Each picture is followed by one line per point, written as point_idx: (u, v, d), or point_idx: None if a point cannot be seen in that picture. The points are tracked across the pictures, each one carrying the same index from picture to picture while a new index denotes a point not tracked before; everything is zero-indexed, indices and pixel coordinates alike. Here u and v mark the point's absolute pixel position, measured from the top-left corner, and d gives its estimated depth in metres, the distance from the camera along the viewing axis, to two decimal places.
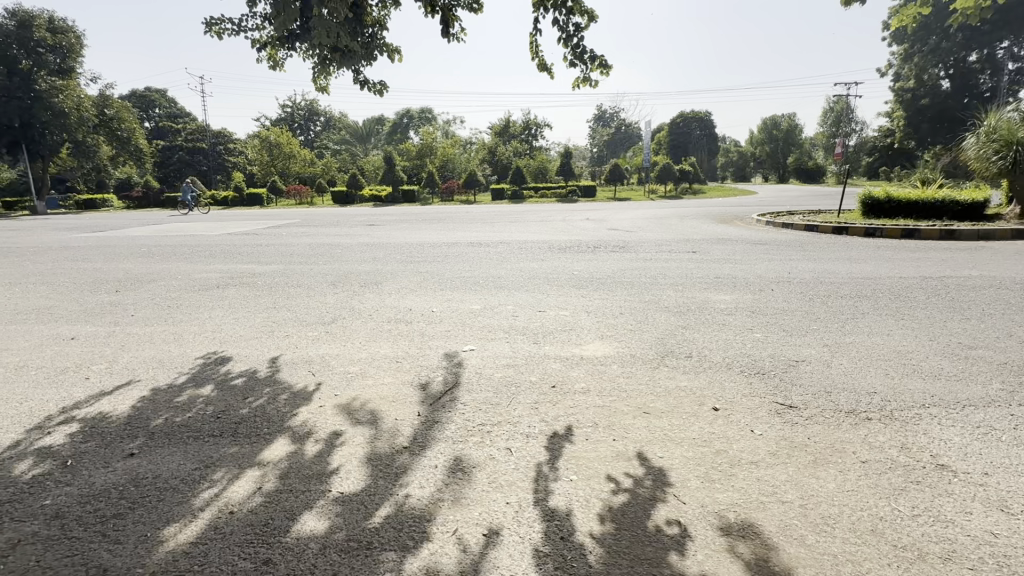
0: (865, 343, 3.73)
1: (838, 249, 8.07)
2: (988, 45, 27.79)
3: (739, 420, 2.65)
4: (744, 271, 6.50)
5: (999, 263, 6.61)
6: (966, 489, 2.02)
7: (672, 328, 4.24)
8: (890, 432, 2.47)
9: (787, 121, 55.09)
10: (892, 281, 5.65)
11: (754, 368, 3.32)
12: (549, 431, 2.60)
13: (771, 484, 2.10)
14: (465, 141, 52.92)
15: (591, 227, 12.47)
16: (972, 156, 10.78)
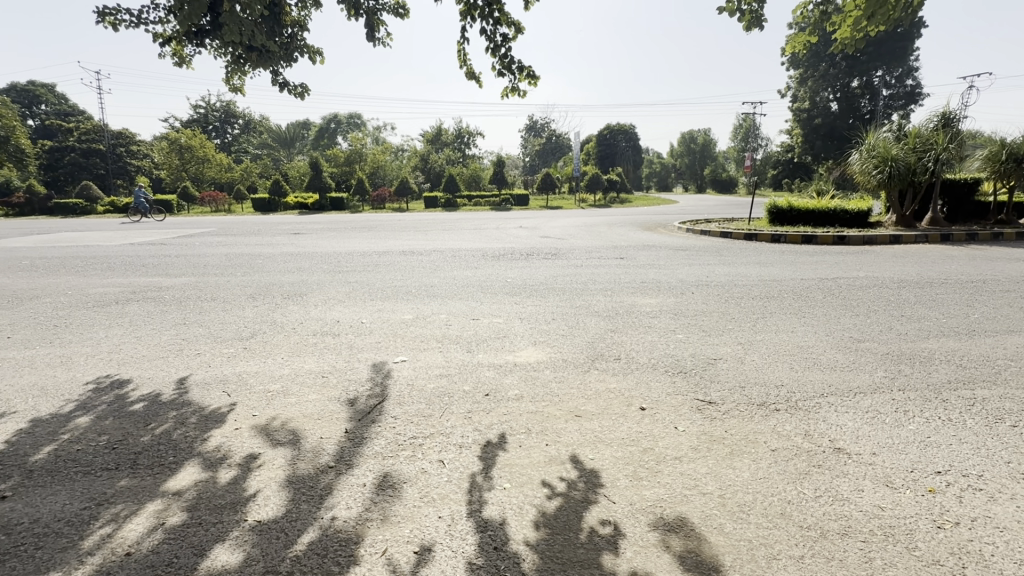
0: (772, 340, 4.05)
1: (749, 254, 8.75)
2: (866, 73, 31.57)
3: (664, 418, 2.77)
4: (668, 275, 6.86)
5: (881, 265, 7.46)
6: (858, 468, 2.25)
7: (602, 332, 4.38)
8: (795, 421, 2.70)
9: (703, 135, 59.25)
10: (795, 283, 6.19)
11: (677, 368, 3.50)
12: (482, 440, 2.58)
13: (693, 477, 2.22)
14: (396, 149, 51.92)
15: (523, 235, 12.65)
16: (857, 169, 12.11)
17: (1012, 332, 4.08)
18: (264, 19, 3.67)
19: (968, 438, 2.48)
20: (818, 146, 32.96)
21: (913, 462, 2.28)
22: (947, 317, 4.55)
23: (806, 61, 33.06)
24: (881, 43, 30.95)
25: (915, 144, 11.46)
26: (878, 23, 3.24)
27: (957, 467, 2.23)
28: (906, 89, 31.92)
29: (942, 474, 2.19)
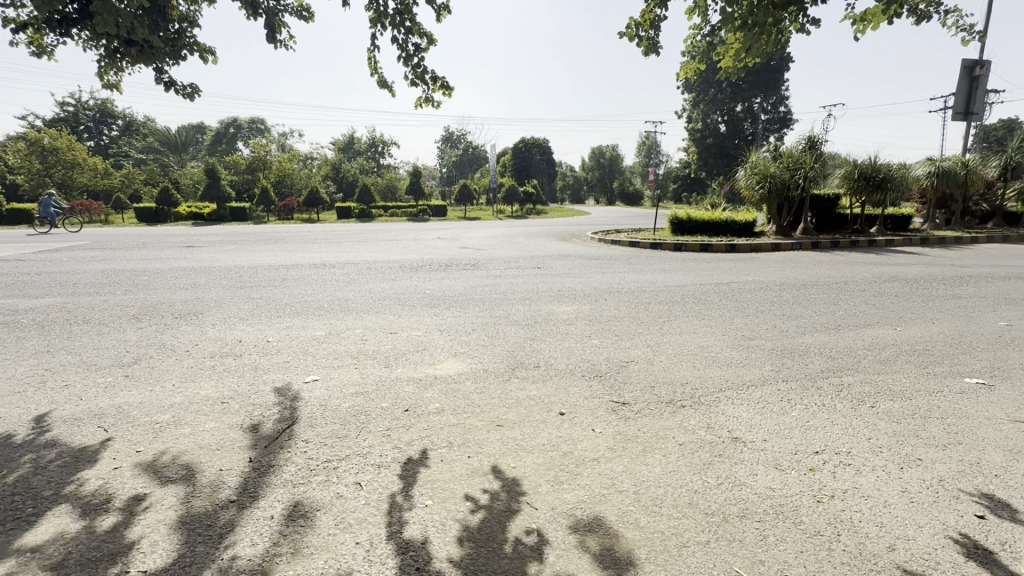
0: (677, 341, 4.37)
1: (655, 262, 9.37)
2: (747, 100, 35.48)
3: (581, 422, 2.87)
4: (582, 284, 7.15)
5: (765, 269, 8.35)
6: (752, 455, 2.47)
7: (521, 341, 4.45)
8: (699, 415, 2.91)
9: (610, 151, 62.86)
10: (695, 288, 6.72)
11: (593, 372, 3.64)
12: (402, 458, 2.49)
13: (610, 476, 2.31)
14: (305, 157, 49.36)
15: (442, 246, 12.55)
16: (743, 185, 13.47)
17: (867, 325, 4.76)
18: (146, 11, 3.33)
19: (838, 420, 2.83)
20: (711, 164, 36.33)
21: (795, 445, 2.56)
22: (818, 315, 5.19)
23: (698, 86, 36.41)
24: (758, 73, 34.97)
25: (788, 162, 13.01)
26: (754, 55, 3.62)
27: (831, 446, 2.54)
28: (780, 115, 36.24)
29: (820, 454, 2.47)
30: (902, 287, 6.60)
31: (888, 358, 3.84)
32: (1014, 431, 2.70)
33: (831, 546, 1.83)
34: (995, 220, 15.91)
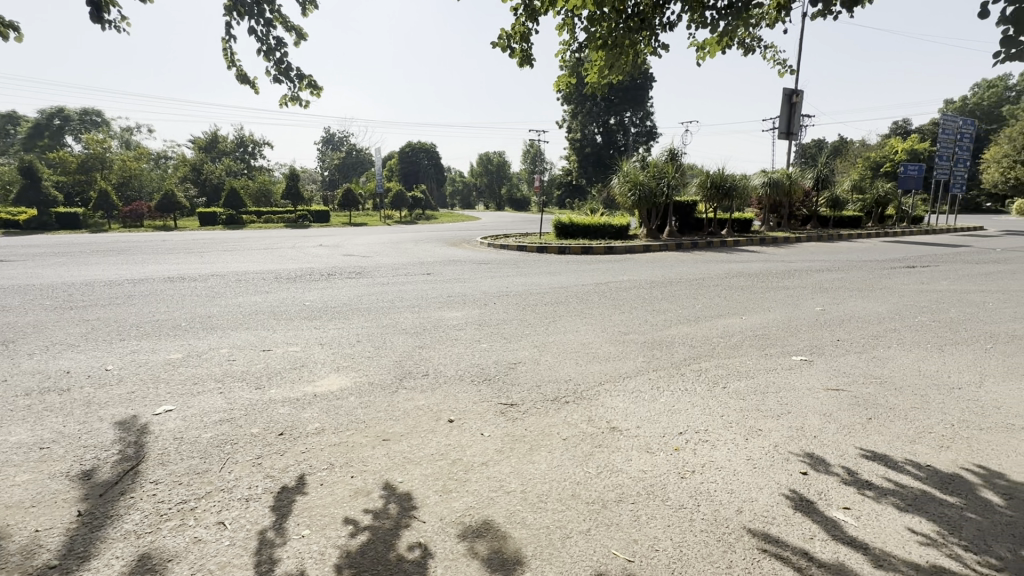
0: (562, 340, 4.57)
1: (541, 265, 9.76)
2: (619, 113, 38.65)
3: (470, 427, 2.86)
4: (472, 288, 7.19)
5: (638, 269, 9.11)
6: (627, 441, 2.67)
7: (410, 350, 4.33)
8: (581, 410, 3.07)
9: (497, 157, 64.29)
10: (577, 288, 7.11)
11: (483, 376, 3.67)
12: (275, 488, 2.28)
13: (498, 478, 2.33)
14: (157, 155, 43.39)
15: (324, 254, 11.81)
16: (618, 191, 14.58)
17: (719, 316, 5.43)
18: None
19: (698, 402, 3.18)
20: (590, 172, 39.00)
21: (664, 428, 2.81)
22: (681, 308, 5.80)
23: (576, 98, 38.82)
24: (627, 90, 38.24)
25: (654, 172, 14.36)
26: (616, 73, 3.94)
27: (693, 427, 2.83)
28: (647, 129, 39.91)
29: (684, 434, 2.74)
30: (746, 282, 7.65)
31: (736, 344, 4.40)
32: (827, 397, 3.25)
33: (692, 517, 2.04)
34: (812, 223, 19.07)
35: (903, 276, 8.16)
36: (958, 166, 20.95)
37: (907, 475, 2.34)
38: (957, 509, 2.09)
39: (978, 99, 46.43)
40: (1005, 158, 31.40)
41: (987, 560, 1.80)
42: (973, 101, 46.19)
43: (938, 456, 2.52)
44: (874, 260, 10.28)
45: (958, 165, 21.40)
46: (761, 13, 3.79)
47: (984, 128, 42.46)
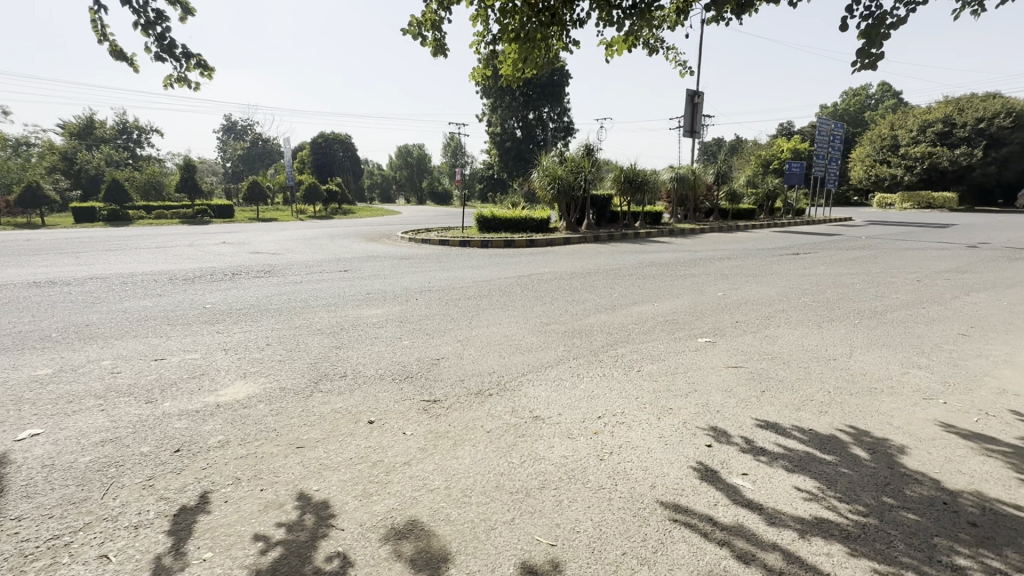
0: (486, 333, 4.58)
1: (464, 259, 9.70)
2: (537, 109, 39.26)
3: (392, 427, 2.78)
4: (392, 285, 6.98)
5: (559, 261, 9.35)
6: (549, 430, 2.72)
7: (326, 351, 4.11)
8: (504, 401, 3.09)
9: (417, 150, 62.89)
10: (500, 281, 7.15)
11: (405, 374, 3.57)
12: (171, 510, 2.06)
13: (421, 477, 2.29)
14: (14, 141, 37.42)
15: (227, 251, 10.88)
16: (538, 185, 14.84)
17: (633, 303, 5.73)
18: None
19: (616, 386, 3.33)
20: (511, 166, 39.42)
21: (583, 413, 2.91)
22: (599, 298, 6.04)
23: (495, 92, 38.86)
24: (545, 85, 38.97)
25: (572, 166, 14.79)
26: (529, 66, 3.99)
27: (610, 411, 2.95)
28: (564, 124, 40.65)
29: (602, 418, 2.86)
30: (657, 270, 8.12)
31: (649, 330, 4.67)
32: (728, 374, 3.55)
33: (610, 497, 2.13)
34: (714, 215, 20.67)
35: (789, 262, 9.10)
36: (831, 164, 23.68)
37: (793, 439, 2.62)
38: (834, 465, 2.37)
39: (846, 105, 52.77)
40: (868, 158, 36.03)
41: (857, 508, 2.06)
42: (843, 107, 52.42)
43: (818, 420, 2.84)
44: (766, 249, 11.36)
45: (832, 163, 24.20)
46: (662, 16, 4.02)
47: (851, 131, 48.48)
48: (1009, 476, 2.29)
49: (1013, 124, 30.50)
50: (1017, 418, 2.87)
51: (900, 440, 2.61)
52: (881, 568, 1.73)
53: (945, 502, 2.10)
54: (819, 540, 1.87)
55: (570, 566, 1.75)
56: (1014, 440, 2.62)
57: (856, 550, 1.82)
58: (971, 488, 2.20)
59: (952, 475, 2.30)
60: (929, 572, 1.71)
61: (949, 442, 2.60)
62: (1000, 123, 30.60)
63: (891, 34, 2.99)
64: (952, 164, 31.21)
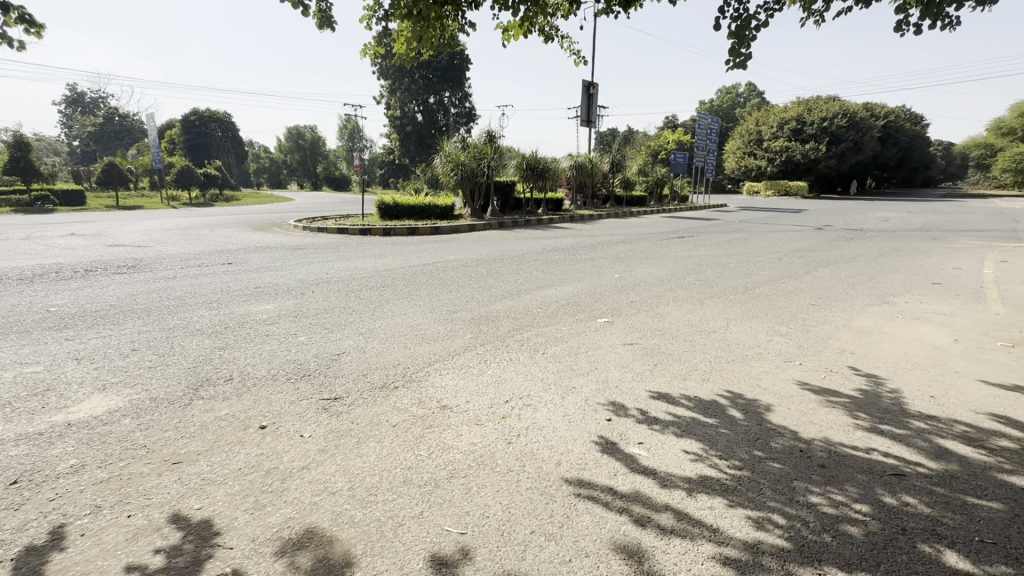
0: (390, 324, 4.43)
1: (365, 248, 9.26)
2: (438, 92, 38.41)
3: (287, 430, 2.58)
4: (285, 277, 6.47)
5: (465, 248, 9.27)
6: (458, 418, 2.70)
7: (207, 353, 3.70)
8: (410, 393, 3.01)
9: (309, 133, 58.51)
10: (404, 270, 6.93)
11: (300, 372, 3.32)
12: (8, 555, 1.73)
13: (322, 480, 2.15)
14: None
15: (77, 244, 9.30)
16: (441, 171, 14.57)
17: (537, 288, 5.88)
18: None
19: (522, 369, 3.39)
20: (413, 151, 38.32)
21: (491, 399, 2.93)
22: (505, 284, 6.11)
23: (393, 73, 37.30)
24: (445, 69, 38.22)
25: (474, 153, 14.70)
26: (425, 46, 3.86)
27: (517, 394, 3.00)
28: (466, 110, 40.27)
29: (509, 402, 2.90)
30: (559, 255, 8.40)
31: (553, 313, 4.82)
32: (625, 351, 3.78)
33: (518, 479, 2.17)
34: (611, 202, 21.83)
35: (675, 245, 9.91)
36: (709, 155, 26.11)
37: (681, 407, 2.87)
38: (714, 427, 2.64)
39: (720, 102, 58.34)
40: (739, 150, 40.21)
41: (734, 463, 2.31)
42: (717, 104, 57.87)
43: (701, 387, 3.14)
44: (656, 232, 12.26)
45: (710, 154, 26.65)
46: (555, 4, 4.09)
47: (724, 126, 53.81)
48: (847, 422, 2.71)
49: (848, 123, 35.81)
50: (853, 372, 3.41)
51: (767, 399, 2.97)
52: (752, 513, 1.96)
53: (801, 449, 2.43)
54: (703, 496, 2.07)
55: (479, 552, 1.75)
56: (851, 391, 3.11)
57: (733, 500, 2.04)
58: (820, 435, 2.57)
59: (806, 426, 2.66)
60: (791, 511, 1.97)
61: (803, 397, 3.02)
62: (838, 123, 35.77)
63: (756, 37, 3.32)
64: (804, 157, 35.96)
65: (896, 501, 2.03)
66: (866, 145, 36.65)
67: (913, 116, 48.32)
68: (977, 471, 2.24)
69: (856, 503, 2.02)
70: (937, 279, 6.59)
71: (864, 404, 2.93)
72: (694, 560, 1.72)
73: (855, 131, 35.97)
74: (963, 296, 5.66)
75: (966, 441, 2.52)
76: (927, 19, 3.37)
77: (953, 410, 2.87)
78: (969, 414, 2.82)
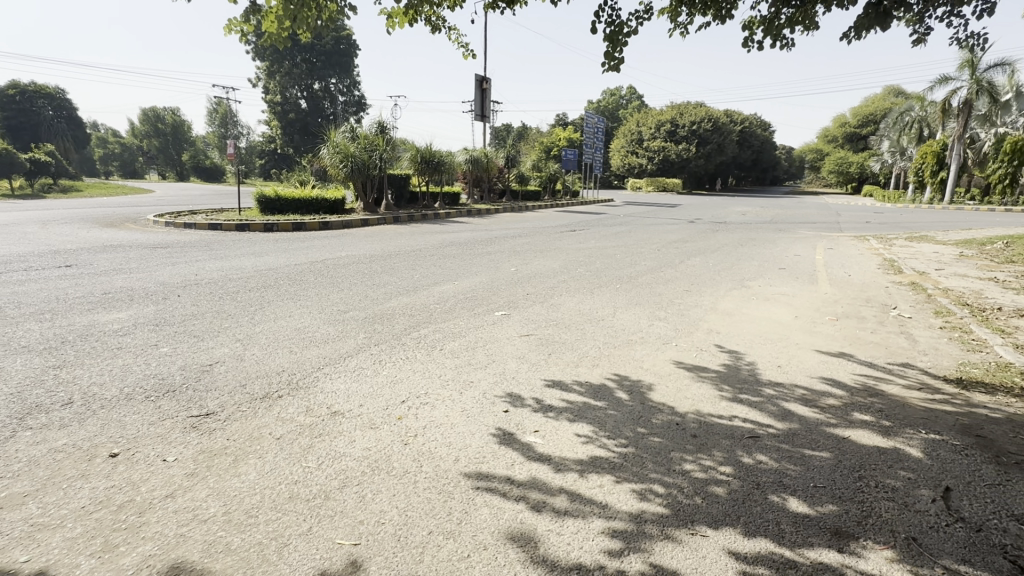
0: (272, 328, 4.07)
1: (243, 245, 8.41)
2: (324, 79, 36.24)
3: (146, 456, 2.26)
4: (141, 281, 5.65)
5: (357, 244, 8.83)
6: (350, 424, 2.57)
7: (36, 374, 3.09)
8: (297, 401, 2.81)
9: (170, 115, 51.61)
10: (288, 269, 6.43)
11: (163, 388, 2.92)
12: None
13: (189, 509, 1.92)
14: None
15: None
16: (329, 163, 13.70)
17: (434, 283, 5.77)
18: None
19: (419, 367, 3.33)
20: (297, 140, 35.63)
21: (386, 401, 2.82)
22: (400, 280, 5.92)
23: (270, 54, 34.31)
24: (331, 53, 36.15)
25: (365, 144, 14.04)
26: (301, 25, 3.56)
27: (413, 394, 2.93)
28: (355, 98, 38.45)
29: (406, 402, 2.82)
30: (456, 250, 8.35)
31: (450, 308, 4.78)
32: (522, 342, 3.87)
33: (415, 480, 2.12)
34: (507, 196, 22.21)
35: (568, 238, 10.37)
36: (597, 153, 27.70)
37: (573, 392, 3.01)
38: (604, 409, 2.81)
39: (605, 104, 61.98)
40: (622, 149, 43.13)
41: (620, 441, 2.48)
42: (603, 104, 61.39)
43: (591, 372, 3.33)
44: (551, 226, 12.68)
45: (598, 152, 28.19)
46: None
47: (609, 126, 57.37)
48: (713, 394, 3.05)
49: (712, 127, 40.21)
50: (719, 349, 3.84)
51: (648, 379, 3.24)
52: (636, 486, 2.12)
53: (677, 423, 2.68)
54: (593, 475, 2.19)
55: (373, 561, 1.68)
56: (717, 366, 3.51)
57: (621, 476, 2.19)
58: (693, 408, 2.86)
59: (682, 400, 2.95)
60: (669, 480, 2.16)
61: (679, 374, 3.33)
62: (704, 127, 39.97)
63: (628, 43, 3.55)
64: (678, 156, 39.69)
65: (752, 460, 2.33)
66: (727, 147, 41.44)
67: (762, 123, 55.56)
68: (812, 427, 2.65)
69: (721, 465, 2.28)
70: (783, 265, 7.65)
71: (727, 377, 3.32)
72: (586, 537, 1.81)
73: (718, 134, 40.50)
74: (802, 279, 6.64)
75: (804, 402, 2.96)
76: (770, 38, 3.87)
77: (795, 376, 3.37)
78: (806, 378, 3.33)
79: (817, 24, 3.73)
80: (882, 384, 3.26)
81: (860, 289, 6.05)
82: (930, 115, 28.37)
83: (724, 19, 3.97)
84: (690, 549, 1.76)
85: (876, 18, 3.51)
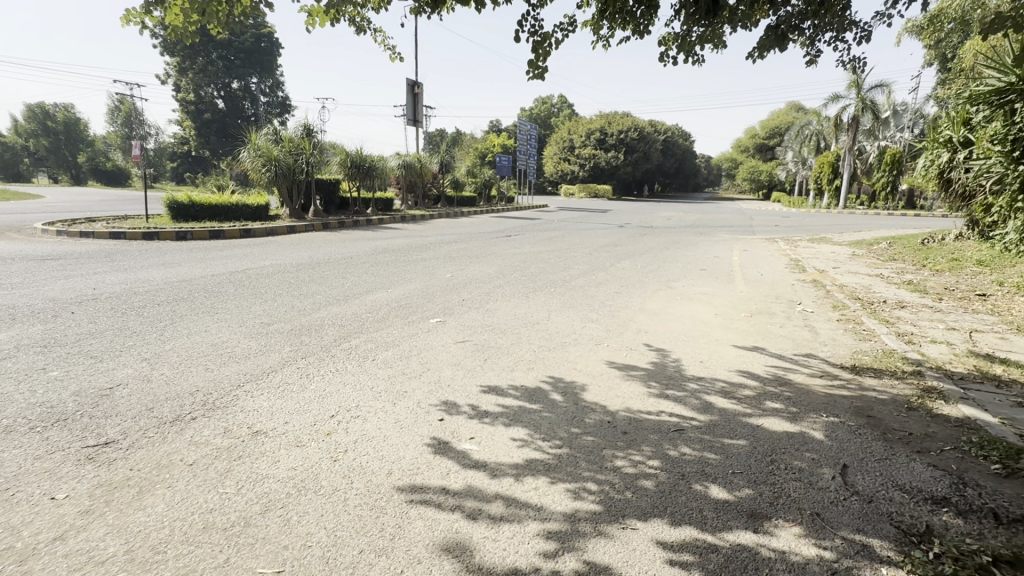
0: (185, 345, 3.75)
1: (151, 256, 7.71)
2: (243, 77, 34.23)
3: (30, 495, 2.00)
4: (25, 297, 5.02)
5: (282, 252, 8.37)
6: (274, 443, 2.42)
7: None
8: (214, 422, 2.60)
9: (61, 113, 46.41)
10: (204, 280, 5.97)
11: (52, 418, 2.60)
12: None
13: (84, 551, 1.71)
14: None
15: None
16: (250, 167, 12.92)
17: (366, 292, 5.59)
18: None
19: (350, 379, 3.20)
20: (213, 142, 33.29)
21: (314, 416, 2.69)
22: (330, 289, 5.69)
23: (180, 49, 31.81)
24: (250, 51, 34.23)
25: (290, 147, 13.37)
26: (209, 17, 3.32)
27: (343, 407, 2.81)
28: (279, 100, 36.66)
29: (335, 417, 2.69)
30: (390, 257, 8.15)
31: (383, 317, 4.65)
32: (457, 349, 3.84)
33: (345, 498, 2.03)
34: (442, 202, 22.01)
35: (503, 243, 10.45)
36: (530, 159, 28.20)
37: (509, 397, 3.03)
38: (539, 412, 2.84)
39: (538, 111, 63.30)
40: (554, 156, 44.20)
41: (555, 443, 2.52)
42: (535, 112, 62.61)
43: (526, 376, 3.36)
44: (486, 231, 12.72)
45: (531, 159, 28.72)
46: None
47: (541, 133, 58.57)
48: (642, 391, 3.18)
49: (638, 137, 42.22)
50: (646, 348, 4.03)
51: (581, 380, 3.32)
52: (571, 485, 2.16)
53: (609, 421, 2.76)
54: (529, 478, 2.21)
55: None
56: (645, 364, 3.67)
57: (555, 477, 2.22)
58: (623, 405, 2.97)
59: (613, 399, 3.05)
60: (601, 478, 2.22)
61: (610, 374, 3.45)
62: (630, 135, 41.93)
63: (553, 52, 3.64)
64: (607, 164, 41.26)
65: (677, 452, 2.45)
66: (652, 156, 43.68)
67: (683, 134, 59.13)
68: (731, 418, 2.84)
69: (650, 459, 2.38)
70: (704, 266, 8.16)
71: (655, 374, 3.48)
72: (521, 541, 1.82)
73: (643, 143, 42.62)
74: (720, 278, 7.11)
75: (723, 394, 3.17)
76: (684, 53, 4.12)
77: (715, 370, 3.60)
78: (725, 371, 3.56)
79: (724, 42, 4.03)
80: (790, 373, 3.56)
81: (771, 287, 6.58)
82: (825, 129, 31.53)
83: (642, 33, 4.18)
84: (621, 543, 1.82)
85: (775, 39, 3.85)
